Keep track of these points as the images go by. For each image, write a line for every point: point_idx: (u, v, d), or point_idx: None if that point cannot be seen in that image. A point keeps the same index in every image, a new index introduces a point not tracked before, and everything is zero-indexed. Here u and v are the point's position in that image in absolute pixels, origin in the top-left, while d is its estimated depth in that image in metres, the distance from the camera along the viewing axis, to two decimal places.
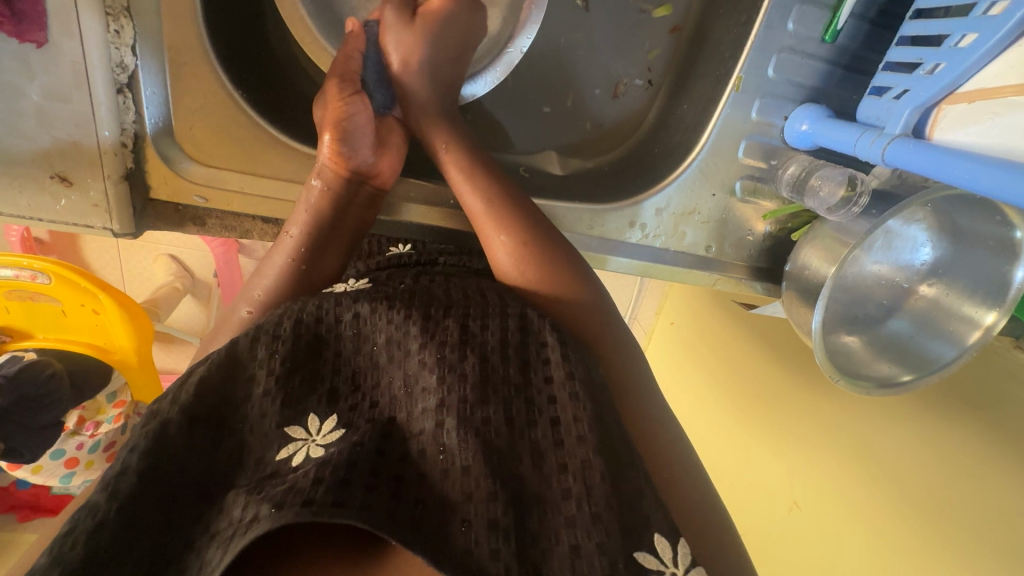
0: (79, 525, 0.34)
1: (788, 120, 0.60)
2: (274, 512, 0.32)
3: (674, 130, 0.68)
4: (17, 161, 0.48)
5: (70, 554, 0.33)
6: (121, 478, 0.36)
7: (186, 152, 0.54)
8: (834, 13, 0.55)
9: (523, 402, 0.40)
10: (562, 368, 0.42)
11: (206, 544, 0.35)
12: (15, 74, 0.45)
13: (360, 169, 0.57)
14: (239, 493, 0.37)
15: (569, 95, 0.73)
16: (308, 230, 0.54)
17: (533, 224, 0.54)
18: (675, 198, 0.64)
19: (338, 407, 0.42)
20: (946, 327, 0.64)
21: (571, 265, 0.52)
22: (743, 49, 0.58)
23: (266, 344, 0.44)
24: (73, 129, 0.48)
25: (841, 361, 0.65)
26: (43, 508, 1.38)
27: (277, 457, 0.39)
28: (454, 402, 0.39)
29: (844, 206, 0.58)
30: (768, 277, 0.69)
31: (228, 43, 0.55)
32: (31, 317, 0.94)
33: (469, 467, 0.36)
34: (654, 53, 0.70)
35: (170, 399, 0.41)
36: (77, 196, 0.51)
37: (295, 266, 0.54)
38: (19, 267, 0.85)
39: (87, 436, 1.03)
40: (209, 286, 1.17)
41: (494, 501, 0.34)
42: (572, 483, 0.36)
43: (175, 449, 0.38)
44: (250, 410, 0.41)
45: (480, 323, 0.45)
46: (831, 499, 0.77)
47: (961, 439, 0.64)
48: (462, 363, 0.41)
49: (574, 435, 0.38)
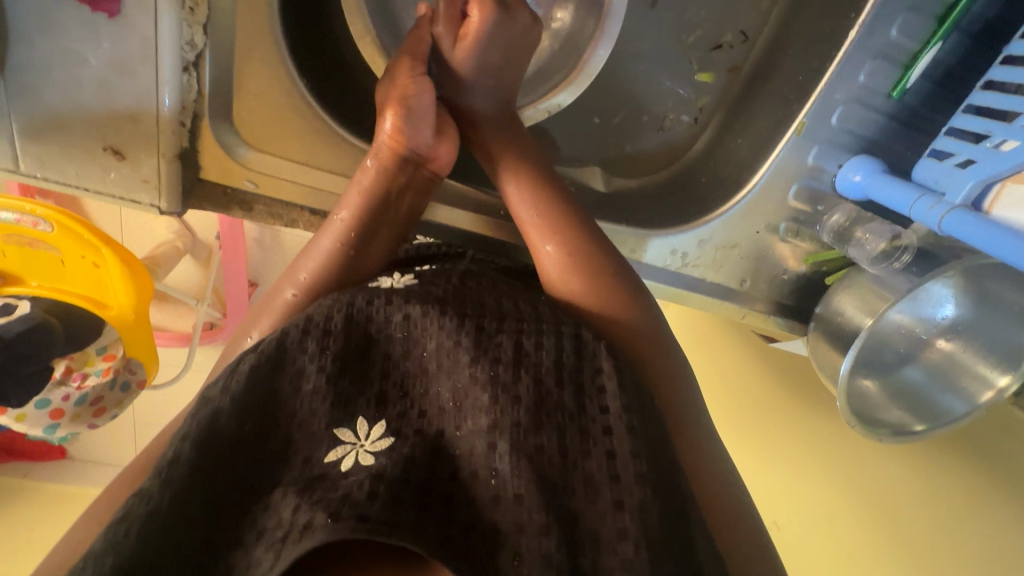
0: (131, 513, 0.33)
1: (841, 169, 0.60)
2: (329, 522, 0.32)
3: (723, 162, 0.69)
4: (69, 129, 0.47)
5: (122, 541, 0.32)
6: (172, 466, 0.35)
7: (242, 137, 0.53)
8: (905, 71, 0.55)
9: (577, 431, 0.38)
10: (618, 399, 0.39)
11: (253, 542, 0.34)
12: (82, 41, 0.43)
13: (417, 150, 0.55)
14: (287, 491, 0.35)
15: (621, 112, 0.72)
16: (359, 214, 0.53)
17: (590, 235, 0.52)
18: (719, 231, 0.64)
19: (386, 412, 0.40)
20: (958, 383, 0.67)
21: (627, 283, 0.50)
22: (811, 95, 0.58)
23: (316, 338, 0.41)
24: (132, 103, 0.46)
25: (859, 405, 0.66)
26: (18, 453, 1.37)
27: (325, 459, 0.37)
28: (507, 425, 0.37)
29: (885, 260, 0.60)
30: (795, 315, 0.71)
31: (295, 31, 0.54)
32: (19, 261, 0.77)
33: (521, 497, 0.35)
34: (704, 100, 0.71)
35: (221, 386, 0.39)
36: (127, 170, 0.50)
37: (344, 251, 0.53)
38: (19, 211, 0.70)
39: (74, 388, 0.90)
40: (210, 248, 1.08)
41: (546, 535, 0.33)
42: (628, 523, 0.34)
43: (223, 442, 0.36)
44: (297, 406, 0.39)
45: (534, 342, 0.41)
46: (806, 520, 0.76)
47: (959, 482, 0.67)
48: (516, 384, 0.39)
49: (632, 473, 0.36)
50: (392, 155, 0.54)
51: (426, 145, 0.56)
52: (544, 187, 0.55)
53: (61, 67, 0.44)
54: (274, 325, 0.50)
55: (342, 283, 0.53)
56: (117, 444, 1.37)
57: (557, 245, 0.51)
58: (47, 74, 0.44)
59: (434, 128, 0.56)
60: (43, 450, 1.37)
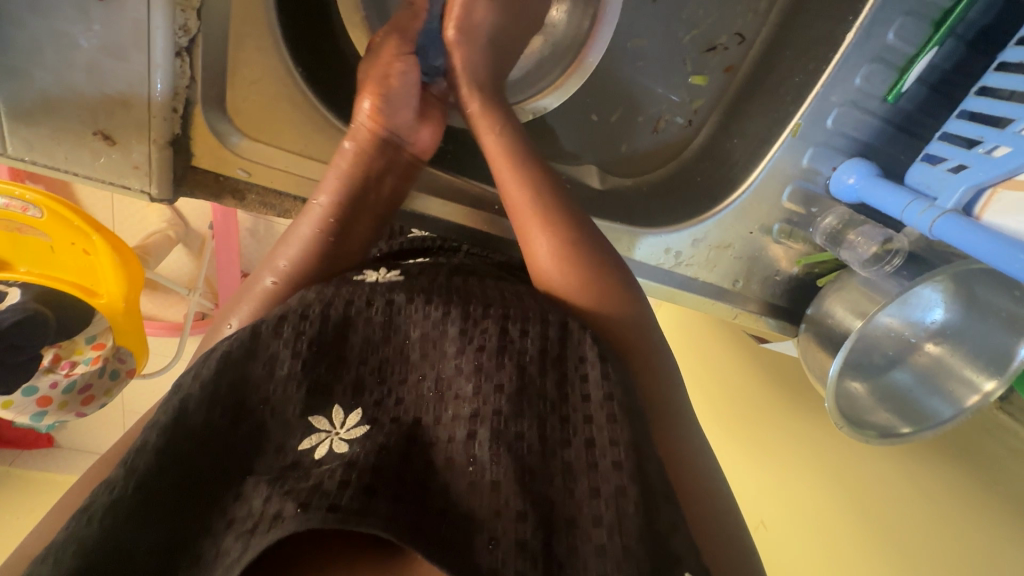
0: (96, 501, 0.33)
1: (835, 171, 0.60)
2: (299, 512, 0.30)
3: (720, 162, 0.69)
4: (59, 112, 0.46)
5: (85, 529, 0.32)
6: (138, 454, 0.34)
7: (235, 125, 0.52)
8: (901, 75, 0.55)
9: (557, 419, 0.38)
10: (601, 388, 0.39)
11: (222, 531, 0.33)
12: (73, 23, 0.42)
13: (396, 132, 0.56)
14: (258, 481, 0.35)
15: (619, 110, 0.72)
16: (339, 200, 0.52)
17: (580, 229, 0.51)
18: (713, 230, 0.65)
19: (363, 400, 0.39)
20: (945, 386, 0.68)
21: (617, 277, 0.50)
22: (808, 97, 0.58)
23: (292, 323, 0.40)
24: (124, 88, 0.46)
25: (847, 407, 0.66)
26: (5, 440, 1.35)
27: (299, 447, 0.37)
28: (489, 413, 0.37)
29: (876, 263, 0.60)
30: (786, 316, 0.72)
31: (292, 19, 0.53)
32: (10, 247, 0.76)
33: (499, 483, 0.34)
34: (698, 102, 0.71)
35: (192, 375, 0.38)
36: (118, 156, 0.49)
37: (323, 238, 0.52)
38: (10, 196, 0.69)
39: (63, 375, 0.89)
40: (203, 237, 1.07)
41: (523, 520, 0.33)
42: (604, 511, 0.34)
43: (193, 429, 0.36)
44: (272, 391, 0.38)
45: (519, 328, 0.41)
46: (794, 518, 0.79)
47: (949, 483, 0.68)
48: (499, 372, 0.39)
49: (610, 460, 0.35)
50: (371, 138, 0.54)
51: (408, 128, 0.58)
52: (539, 175, 0.54)
53: (50, 50, 0.43)
54: (255, 313, 0.49)
55: (323, 270, 0.52)
56: (106, 435, 1.36)
57: (551, 236, 0.51)
58: (36, 56, 0.43)
59: (415, 111, 0.58)
60: (30, 440, 1.36)
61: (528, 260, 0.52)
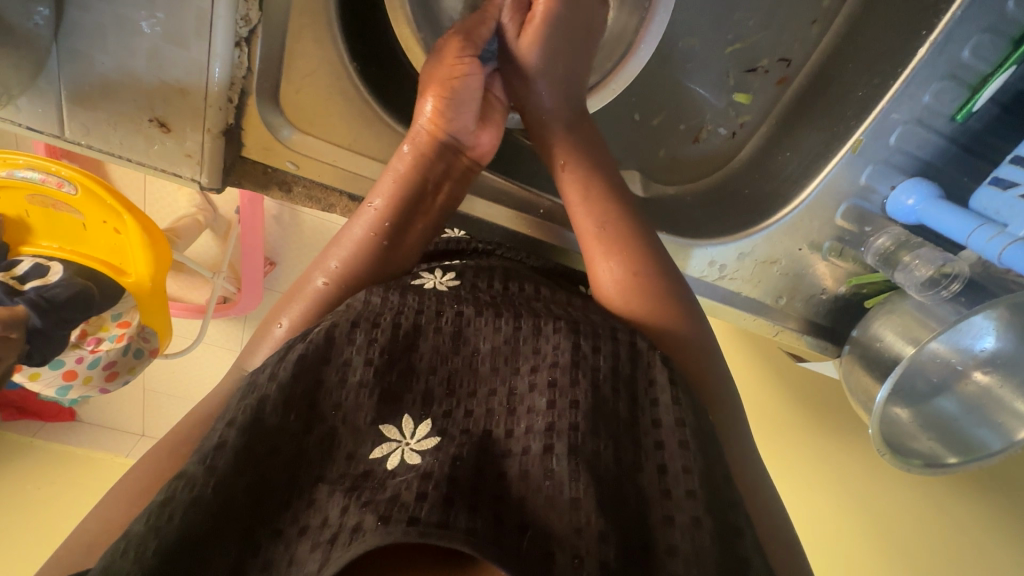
0: (175, 497, 0.33)
1: (894, 190, 0.58)
2: (380, 526, 0.31)
3: (769, 174, 0.67)
4: (118, 98, 0.46)
5: (166, 526, 0.32)
6: (217, 452, 0.34)
7: (287, 117, 0.52)
8: (972, 94, 0.53)
9: (630, 442, 0.38)
10: (673, 412, 0.38)
11: (295, 538, 0.34)
12: (137, 9, 0.42)
13: (456, 136, 0.54)
14: (334, 490, 0.35)
15: (663, 116, 0.71)
16: (393, 202, 0.52)
17: (651, 255, 0.50)
18: (761, 245, 0.63)
19: (432, 411, 0.38)
20: (993, 418, 0.65)
21: (680, 303, 0.48)
22: (870, 112, 0.56)
23: (365, 330, 0.41)
24: (183, 76, 0.46)
25: (891, 433, 0.65)
26: (30, 412, 1.39)
27: (370, 456, 0.36)
28: (564, 428, 0.36)
29: (933, 288, 0.58)
30: (828, 336, 0.70)
31: (348, 13, 0.52)
32: (44, 222, 0.78)
33: (578, 501, 0.33)
34: (744, 118, 0.69)
35: (269, 373, 0.38)
36: (172, 143, 0.49)
37: (377, 241, 0.51)
38: (47, 172, 0.70)
39: (88, 351, 0.89)
40: (230, 223, 1.07)
41: (604, 543, 0.32)
42: (679, 540, 0.33)
43: (268, 431, 0.36)
44: (344, 398, 0.38)
45: (591, 345, 0.40)
46: (831, 551, 0.75)
47: (975, 515, 0.67)
48: (573, 388, 0.38)
49: (683, 488, 0.35)
50: (431, 142, 0.53)
51: (469, 132, 0.56)
52: (602, 201, 0.52)
53: (114, 36, 0.43)
54: (308, 314, 0.49)
55: (375, 276, 0.51)
56: (128, 410, 1.39)
57: (615, 264, 0.49)
58: (100, 42, 0.44)
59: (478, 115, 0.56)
60: (53, 412, 1.39)
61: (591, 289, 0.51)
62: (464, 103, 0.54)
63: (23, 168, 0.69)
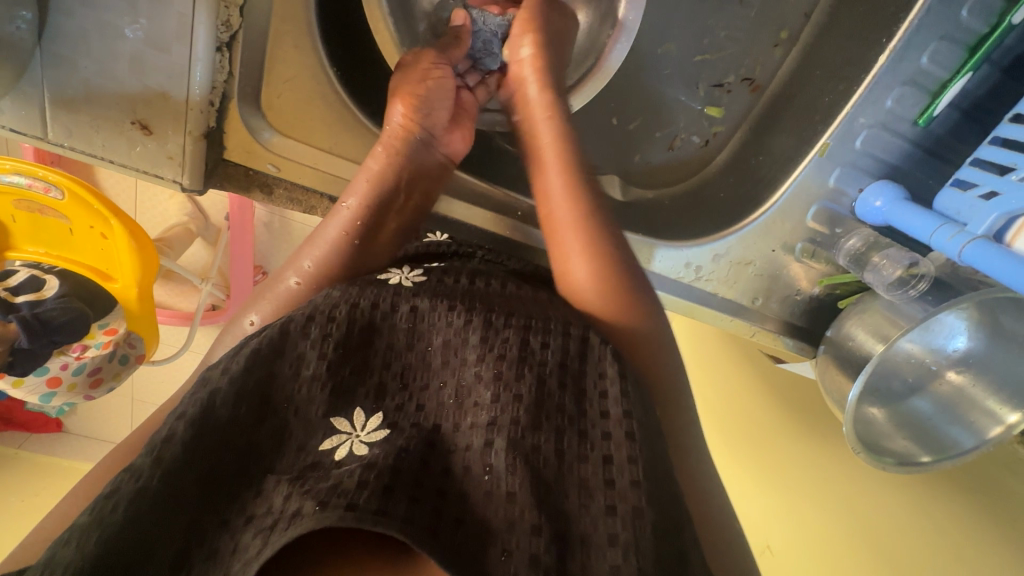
0: (121, 488, 0.34)
1: (862, 192, 0.60)
2: (318, 510, 0.31)
3: (746, 178, 0.68)
4: (100, 101, 0.47)
5: (111, 516, 0.33)
6: (166, 445, 0.36)
7: (269, 121, 0.54)
8: (933, 99, 0.55)
9: (575, 434, 0.38)
10: (620, 404, 0.39)
11: (241, 527, 0.34)
12: (120, 15, 0.44)
13: (428, 131, 0.57)
14: (280, 480, 0.35)
15: (639, 119, 0.73)
16: (366, 202, 0.53)
17: (621, 253, 0.51)
18: (735, 247, 0.64)
19: (384, 405, 0.40)
20: (966, 417, 0.66)
21: (646, 301, 0.49)
22: (836, 117, 0.58)
23: (320, 325, 0.42)
24: (165, 80, 0.47)
25: (866, 433, 0.65)
26: (15, 423, 1.36)
27: (320, 447, 0.37)
28: (506, 422, 0.38)
29: (901, 287, 0.59)
30: (804, 336, 0.71)
31: (330, 20, 0.54)
32: (29, 228, 0.78)
33: (514, 495, 0.34)
34: (717, 129, 0.72)
35: (223, 368, 0.41)
36: (153, 145, 0.50)
37: (349, 241, 0.52)
38: (33, 177, 0.71)
39: (73, 358, 0.88)
40: (220, 230, 1.08)
41: (537, 534, 0.33)
42: (619, 528, 0.34)
43: (219, 423, 0.37)
44: (297, 391, 0.40)
45: (540, 340, 0.42)
46: (810, 550, 0.74)
47: (955, 515, 0.66)
48: (519, 382, 0.40)
49: (627, 478, 0.36)
50: (405, 139, 0.55)
51: (441, 129, 0.59)
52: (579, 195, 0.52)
53: (97, 41, 0.45)
54: (276, 313, 0.51)
55: (346, 274, 0.53)
56: (114, 421, 1.38)
57: (590, 256, 0.50)
58: (84, 47, 0.45)
59: (448, 115, 0.59)
60: (39, 423, 1.37)
61: (560, 276, 0.51)
62: (433, 105, 0.57)
63: (10, 173, 0.70)
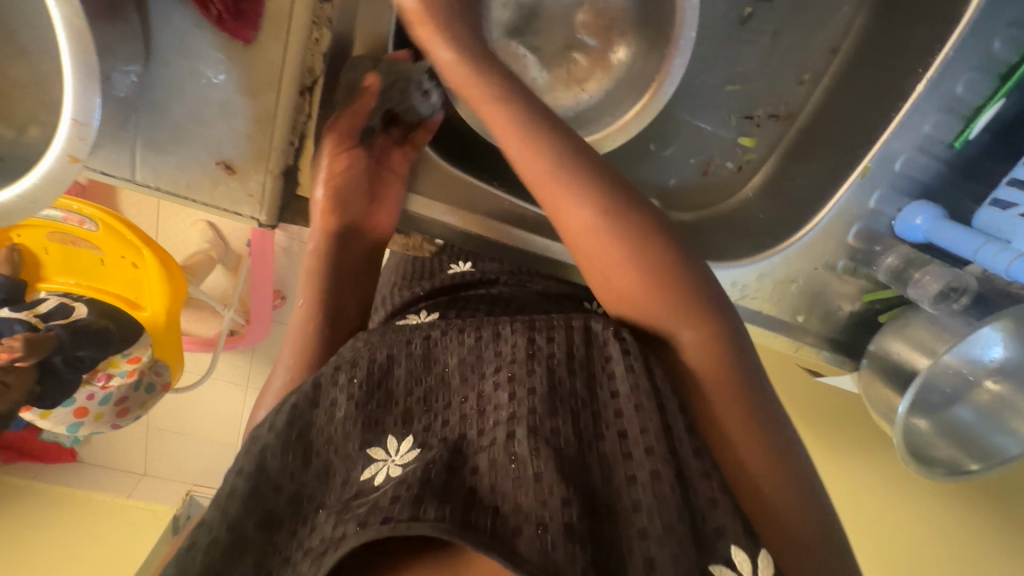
0: (197, 540, 0.37)
1: (901, 212, 0.63)
2: (360, 529, 0.32)
3: (785, 201, 0.71)
4: (188, 144, 0.50)
5: (192, 563, 0.36)
6: (228, 499, 0.38)
7: (317, 150, 0.54)
8: (968, 123, 0.58)
9: (590, 416, 0.38)
10: (627, 380, 0.38)
11: (300, 560, 0.35)
12: (216, 65, 0.47)
13: (349, 221, 0.58)
14: (328, 513, 0.37)
15: (674, 141, 0.74)
16: (311, 300, 0.55)
17: (620, 197, 0.45)
18: (780, 266, 0.66)
19: (413, 428, 0.40)
20: (1009, 423, 0.68)
21: (654, 242, 0.44)
22: (874, 142, 0.61)
23: (345, 370, 0.42)
24: (253, 123, 0.50)
25: (918, 450, 0.66)
26: (28, 454, 1.34)
27: (361, 478, 0.38)
28: (524, 413, 0.36)
29: (944, 302, 0.62)
30: (846, 351, 0.72)
31: None
32: (61, 259, 0.81)
33: (541, 475, 0.33)
34: (750, 156, 0.74)
35: (268, 425, 0.41)
36: (236, 184, 0.52)
37: (307, 334, 0.54)
38: (68, 210, 0.72)
39: (99, 387, 0.90)
40: (240, 255, 1.09)
41: (569, 506, 0.32)
42: (641, 495, 0.34)
43: (270, 474, 0.39)
44: (331, 433, 0.40)
45: (546, 335, 0.41)
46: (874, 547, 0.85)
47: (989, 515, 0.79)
48: (530, 377, 0.38)
49: (642, 447, 0.35)
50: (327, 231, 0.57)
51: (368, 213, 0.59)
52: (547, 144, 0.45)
53: (191, 89, 0.48)
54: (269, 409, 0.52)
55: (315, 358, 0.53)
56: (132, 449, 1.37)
57: (583, 204, 0.44)
58: (179, 94, 0.48)
59: (367, 196, 0.58)
60: (52, 454, 1.35)
61: (561, 230, 0.46)
62: (346, 194, 0.57)
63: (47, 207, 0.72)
